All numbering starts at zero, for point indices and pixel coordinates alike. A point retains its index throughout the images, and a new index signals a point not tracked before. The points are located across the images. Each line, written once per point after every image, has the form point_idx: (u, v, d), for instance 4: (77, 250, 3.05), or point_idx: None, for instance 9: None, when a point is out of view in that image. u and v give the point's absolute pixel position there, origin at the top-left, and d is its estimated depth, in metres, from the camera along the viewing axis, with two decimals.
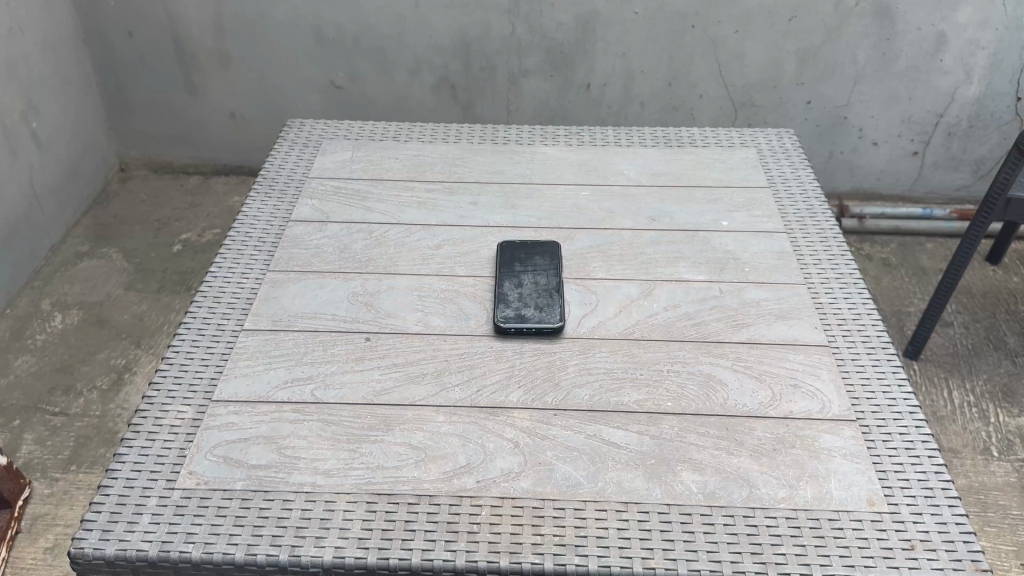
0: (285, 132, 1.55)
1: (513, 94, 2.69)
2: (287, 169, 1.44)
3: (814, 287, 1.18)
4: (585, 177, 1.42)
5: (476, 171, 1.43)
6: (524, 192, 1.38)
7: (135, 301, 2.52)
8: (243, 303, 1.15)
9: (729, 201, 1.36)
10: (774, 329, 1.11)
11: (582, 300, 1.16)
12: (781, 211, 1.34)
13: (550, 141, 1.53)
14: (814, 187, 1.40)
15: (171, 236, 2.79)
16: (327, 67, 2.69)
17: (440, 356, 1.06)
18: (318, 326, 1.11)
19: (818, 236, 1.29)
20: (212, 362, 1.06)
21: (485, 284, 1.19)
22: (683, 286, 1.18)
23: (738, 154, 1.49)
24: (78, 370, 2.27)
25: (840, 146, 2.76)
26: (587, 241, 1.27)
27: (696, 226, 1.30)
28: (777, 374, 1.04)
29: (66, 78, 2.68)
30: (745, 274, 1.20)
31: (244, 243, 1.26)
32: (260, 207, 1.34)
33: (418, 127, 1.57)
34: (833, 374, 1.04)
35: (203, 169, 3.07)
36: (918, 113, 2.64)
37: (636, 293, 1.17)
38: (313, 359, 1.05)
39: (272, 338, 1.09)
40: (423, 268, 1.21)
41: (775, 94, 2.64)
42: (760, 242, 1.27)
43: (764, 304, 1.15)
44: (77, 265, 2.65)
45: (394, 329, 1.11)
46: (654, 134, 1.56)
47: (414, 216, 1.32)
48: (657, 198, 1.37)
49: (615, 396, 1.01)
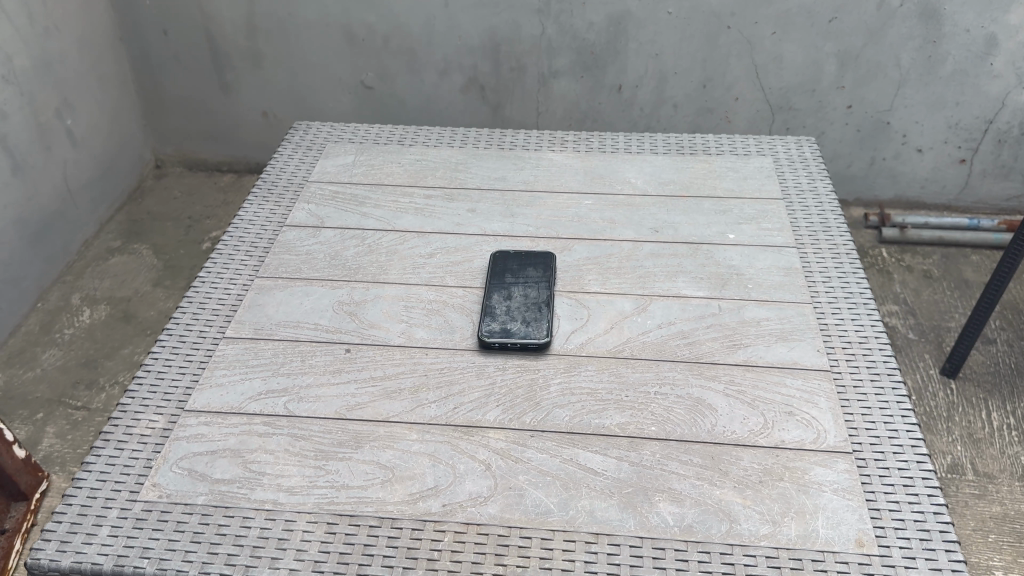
0: (290, 134, 1.52)
1: (543, 95, 2.66)
2: (288, 171, 1.42)
3: (820, 306, 1.12)
4: (590, 185, 1.36)
5: (478, 177, 1.39)
6: (525, 200, 1.34)
7: (161, 298, 2.55)
8: (227, 309, 1.13)
9: (738, 212, 1.29)
10: (773, 351, 1.05)
11: (571, 314, 1.11)
12: (792, 224, 1.27)
13: (557, 147, 1.48)
14: (830, 199, 1.32)
15: (201, 234, 2.83)
16: (358, 67, 2.68)
17: (420, 371, 1.03)
18: (299, 335, 1.08)
19: (829, 250, 1.22)
20: (190, 369, 1.04)
21: (475, 295, 1.15)
22: (680, 302, 1.13)
23: (753, 163, 1.41)
24: (103, 365, 2.32)
25: (882, 152, 2.67)
26: (585, 252, 1.22)
27: (700, 238, 1.24)
28: (771, 400, 0.99)
29: (102, 76, 2.72)
30: (748, 290, 1.14)
31: (236, 248, 1.25)
32: (257, 210, 1.32)
33: (423, 131, 1.53)
34: (833, 402, 0.99)
35: (237, 167, 3.10)
36: (965, 119, 2.54)
37: (631, 308, 1.12)
38: (290, 370, 1.03)
39: (252, 347, 1.07)
40: (413, 276, 1.18)
41: (814, 97, 2.55)
42: (767, 257, 1.20)
43: (764, 324, 1.09)
44: (108, 260, 2.69)
45: (375, 341, 1.08)
46: (667, 140, 1.49)
47: (410, 223, 1.28)
48: (661, 207, 1.31)
49: (596, 418, 0.96)
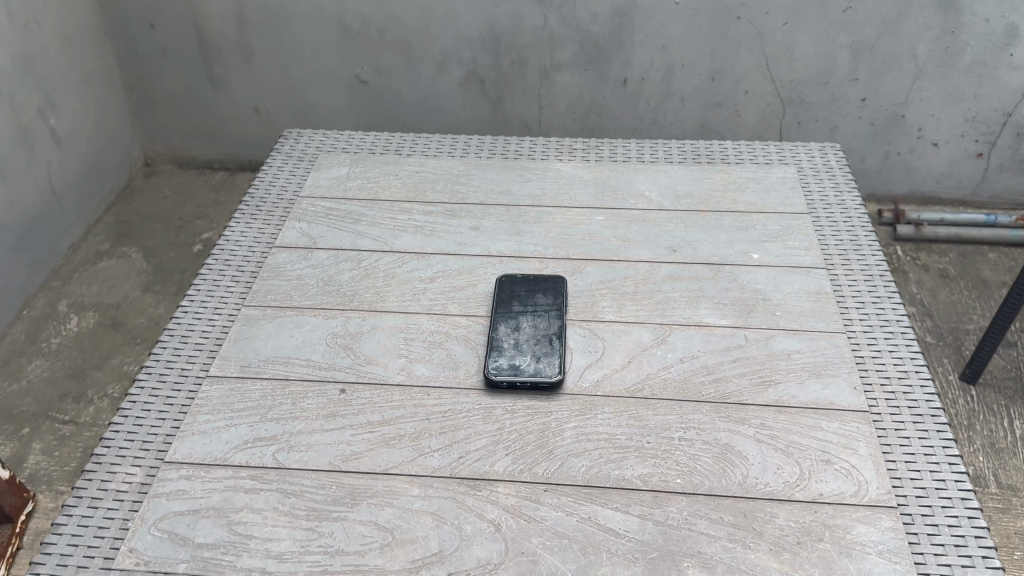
0: (280, 144, 1.43)
1: (545, 89, 2.56)
2: (278, 184, 1.33)
3: (855, 337, 1.04)
4: (601, 199, 1.27)
5: (481, 192, 1.29)
6: (532, 216, 1.24)
7: (151, 304, 2.46)
8: (211, 344, 1.05)
9: (761, 229, 1.20)
10: (806, 389, 0.96)
11: (585, 346, 1.02)
12: (820, 242, 1.18)
13: (564, 156, 1.38)
14: (860, 214, 1.23)
15: (192, 235, 2.73)
16: (353, 61, 2.58)
17: (422, 414, 0.95)
18: (290, 373, 1.00)
19: (862, 271, 1.14)
20: (170, 415, 0.96)
21: (479, 325, 1.06)
22: (703, 332, 1.04)
23: (775, 173, 1.32)
24: (91, 377, 2.23)
25: (897, 146, 2.58)
26: (598, 274, 1.13)
27: (721, 259, 1.15)
28: (806, 446, 0.90)
29: (87, 72, 2.62)
30: (776, 319, 1.06)
31: (221, 273, 1.16)
32: (244, 230, 1.23)
33: (421, 139, 1.43)
34: (873, 448, 0.90)
35: (229, 165, 3.00)
36: (983, 112, 2.45)
37: (649, 339, 1.03)
38: (279, 415, 0.95)
39: (237, 388, 0.98)
40: (412, 304, 1.10)
41: (826, 90, 2.46)
42: (795, 280, 1.11)
43: (795, 358, 1.00)
44: (97, 264, 2.60)
45: (372, 379, 0.99)
46: (682, 147, 1.40)
47: (410, 243, 1.19)
48: (677, 224, 1.22)
49: (615, 468, 0.88)
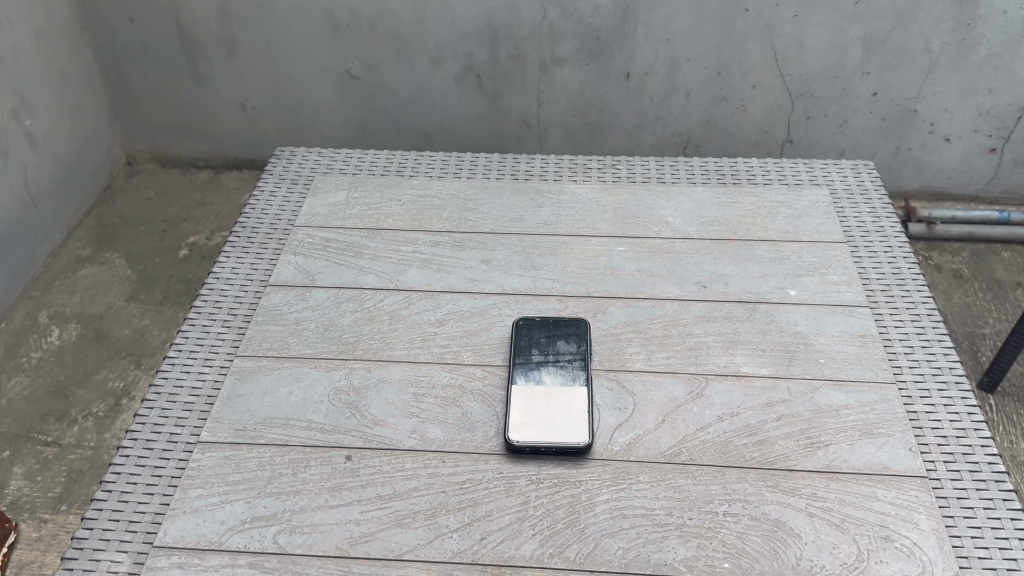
0: (272, 164, 1.33)
1: (545, 84, 2.44)
2: (271, 212, 1.23)
3: (906, 388, 0.96)
4: (623, 226, 1.18)
5: (492, 219, 1.20)
6: (547, 246, 1.15)
7: (136, 314, 2.35)
8: (202, 404, 0.96)
9: (795, 261, 1.11)
10: (858, 452, 0.88)
11: (614, 403, 0.93)
12: (861, 276, 1.09)
13: (579, 176, 1.29)
14: (902, 245, 1.15)
15: (177, 239, 2.61)
16: (342, 56, 2.45)
17: (437, 486, 0.86)
18: (290, 439, 0.90)
19: (908, 310, 1.05)
20: (159, 490, 0.87)
21: (496, 378, 0.97)
22: (741, 383, 0.95)
23: (807, 196, 1.22)
24: (74, 395, 2.12)
25: (908, 141, 2.49)
26: (622, 315, 1.04)
27: (756, 296, 1.06)
28: (863, 521, 0.82)
29: (63, 69, 2.48)
30: (820, 368, 0.97)
31: (211, 319, 1.07)
32: (235, 266, 1.14)
33: (424, 158, 1.34)
34: (935, 522, 0.82)
35: (214, 163, 2.88)
36: (997, 106, 2.36)
37: (684, 392, 0.94)
38: (280, 489, 0.86)
39: (233, 457, 0.89)
40: (421, 352, 1.00)
41: (836, 84, 2.35)
42: (836, 321, 1.03)
43: (844, 415, 0.92)
44: (78, 271, 2.48)
45: (381, 443, 0.90)
46: (705, 165, 1.31)
47: (417, 279, 1.10)
48: (706, 254, 1.13)
49: (656, 551, 0.79)
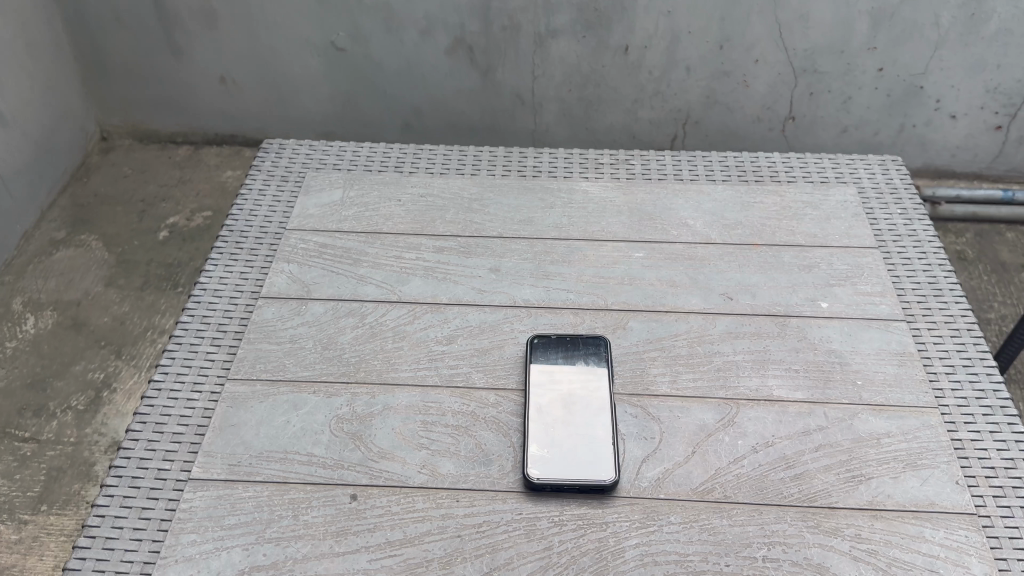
0: (260, 160, 1.24)
1: (539, 58, 2.25)
2: (261, 213, 1.15)
3: (951, 414, 0.89)
4: (640, 230, 1.10)
5: (498, 221, 1.12)
6: (559, 252, 1.07)
7: (115, 301, 2.24)
8: (192, 435, 0.88)
9: (825, 269, 1.04)
10: (902, 487, 0.82)
11: (640, 432, 0.87)
12: (895, 286, 1.03)
13: (590, 173, 1.21)
14: (937, 253, 1.08)
15: (156, 220, 2.50)
16: (326, 28, 2.28)
17: (451, 530, 0.79)
18: (289, 475, 0.83)
19: (946, 324, 0.99)
20: (148, 535, 0.80)
21: (512, 403, 0.89)
22: (775, 409, 0.89)
23: (834, 195, 1.16)
24: (52, 387, 2.02)
25: (913, 118, 2.30)
26: (644, 330, 0.97)
27: (786, 308, 0.99)
28: (911, 565, 0.76)
29: (32, 42, 2.35)
30: (857, 391, 0.91)
31: (200, 335, 0.98)
32: (223, 275, 1.06)
33: (424, 152, 1.25)
34: (988, 566, 0.76)
35: (193, 138, 2.75)
36: (1006, 83, 2.17)
37: (714, 420, 0.88)
38: (279, 533, 0.79)
39: (228, 496, 0.82)
40: (429, 374, 0.92)
41: (841, 59, 2.16)
42: (871, 338, 0.96)
43: (886, 444, 0.86)
44: (53, 254, 2.36)
45: (389, 480, 0.83)
46: (724, 162, 1.23)
47: (421, 290, 1.02)
48: (730, 262, 1.05)
49: None
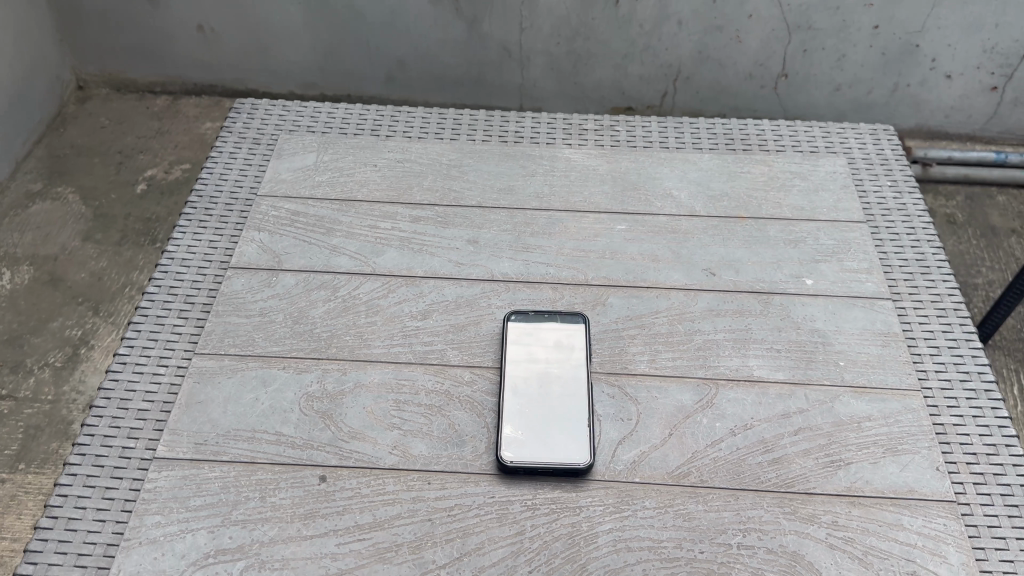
0: (230, 121, 1.20)
1: (527, 10, 2.18)
2: (232, 178, 1.11)
3: (933, 397, 0.88)
4: (624, 200, 1.07)
5: (478, 189, 1.08)
6: (540, 223, 1.04)
7: (93, 257, 2.19)
8: (158, 411, 0.85)
9: (811, 244, 1.02)
10: (881, 473, 0.81)
11: (616, 413, 0.85)
12: (882, 263, 1.01)
13: (573, 139, 1.18)
14: (926, 229, 1.06)
15: (134, 173, 2.43)
16: None
17: (422, 513, 0.77)
18: (257, 455, 0.81)
19: (932, 304, 0.97)
20: (110, 517, 0.78)
21: (487, 381, 0.87)
22: (754, 391, 0.87)
23: (823, 165, 1.13)
24: (28, 344, 1.99)
25: (907, 78, 2.25)
26: (624, 306, 0.94)
27: (769, 285, 0.97)
28: (887, 554, 0.75)
29: None
30: (839, 372, 0.89)
31: (166, 307, 0.95)
32: (192, 243, 1.03)
33: (402, 114, 1.21)
34: (965, 555, 0.75)
35: (171, 88, 2.67)
36: (1004, 43, 2.12)
37: (693, 401, 0.86)
38: (247, 515, 0.77)
39: (193, 476, 0.80)
40: (403, 351, 0.90)
41: (838, 16, 2.10)
42: (855, 317, 0.94)
43: (866, 428, 0.84)
44: (29, 207, 2.30)
45: (359, 462, 0.81)
46: (712, 129, 1.20)
47: (396, 262, 0.99)
48: (714, 235, 1.03)
49: None
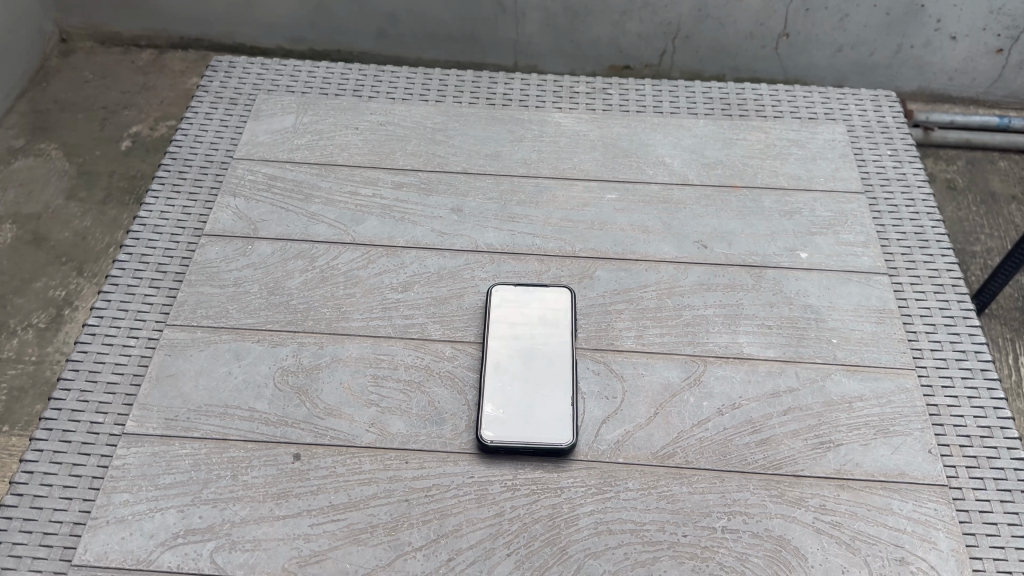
0: (207, 80, 1.15)
1: None
2: (208, 140, 1.07)
3: (927, 377, 0.85)
4: (614, 167, 1.04)
5: (463, 155, 1.04)
6: (527, 191, 1.00)
7: (77, 215, 2.14)
8: (128, 385, 0.83)
9: (807, 215, 0.99)
10: (871, 455, 0.79)
11: (600, 391, 0.82)
12: (879, 236, 0.97)
13: (564, 103, 1.13)
14: (925, 201, 1.03)
15: (119, 129, 2.36)
16: None
17: (399, 494, 0.75)
18: (229, 431, 0.79)
19: (929, 280, 0.94)
20: (77, 494, 0.75)
21: (469, 357, 0.85)
22: (743, 368, 0.84)
23: (821, 132, 1.09)
24: (11, 304, 1.95)
25: (911, 39, 2.19)
26: (611, 280, 0.91)
27: (762, 259, 0.94)
28: (875, 539, 0.73)
29: None
30: (831, 350, 0.86)
31: (138, 275, 0.92)
32: (165, 209, 0.99)
33: (386, 74, 1.16)
34: (955, 542, 0.73)
35: (157, 42, 2.58)
36: (1011, 3, 2.06)
37: (680, 378, 0.83)
38: (218, 494, 0.75)
39: (163, 453, 0.77)
40: (382, 324, 0.87)
41: None
42: (850, 292, 0.91)
43: (857, 408, 0.82)
44: (11, 163, 2.23)
45: (335, 439, 0.78)
46: (707, 93, 1.16)
47: (377, 231, 0.95)
48: (707, 206, 0.99)
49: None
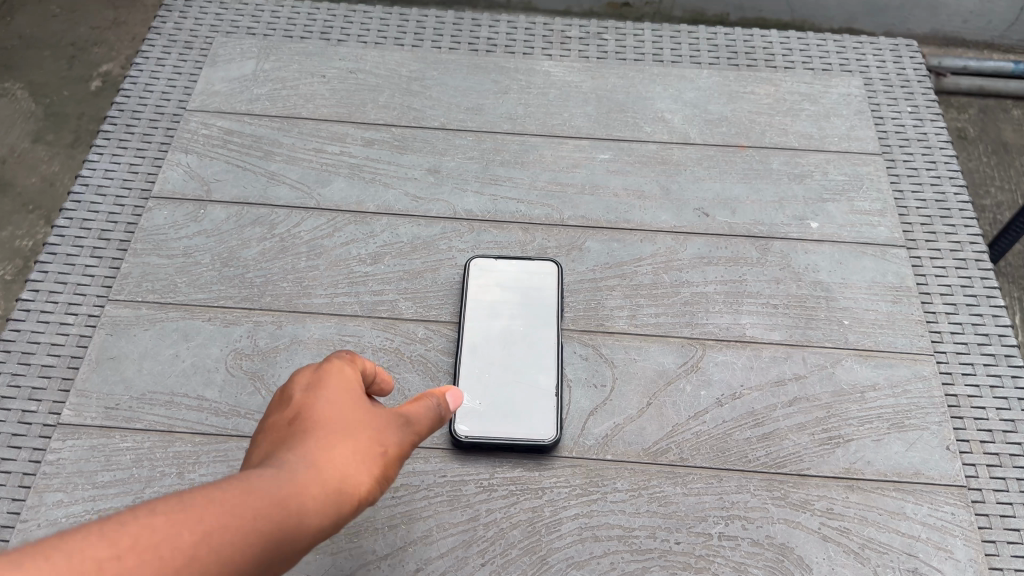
0: (160, 21, 1.05)
1: None
2: (160, 89, 0.97)
3: (947, 363, 0.78)
4: (608, 123, 0.94)
5: (442, 108, 0.95)
6: (512, 150, 0.91)
7: None
8: (64, 369, 0.75)
9: (819, 179, 0.90)
10: (885, 452, 0.71)
11: (588, 378, 0.75)
12: (898, 203, 0.89)
13: (554, 50, 1.03)
14: (948, 164, 0.94)
15: None
16: None
17: None
18: (176, 422, 0.71)
19: (951, 253, 0.86)
20: (6, 492, 0.68)
21: (444, 339, 0.77)
22: (746, 352, 0.77)
23: (836, 85, 0.99)
24: None
25: None
26: (603, 252, 0.83)
27: (770, 229, 0.85)
28: (887, 547, 0.67)
29: None
30: (843, 333, 0.78)
31: (79, 242, 0.83)
32: (109, 167, 0.89)
33: (358, 16, 1.06)
34: (974, 550, 0.67)
35: None
36: None
37: (676, 364, 0.76)
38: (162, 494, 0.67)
39: (103, 446, 0.70)
40: (348, 301, 0.78)
41: None
42: (864, 268, 0.83)
43: (870, 399, 0.74)
44: None
45: None
46: (711, 40, 1.05)
47: (344, 195, 0.86)
48: (709, 168, 0.90)
49: None
